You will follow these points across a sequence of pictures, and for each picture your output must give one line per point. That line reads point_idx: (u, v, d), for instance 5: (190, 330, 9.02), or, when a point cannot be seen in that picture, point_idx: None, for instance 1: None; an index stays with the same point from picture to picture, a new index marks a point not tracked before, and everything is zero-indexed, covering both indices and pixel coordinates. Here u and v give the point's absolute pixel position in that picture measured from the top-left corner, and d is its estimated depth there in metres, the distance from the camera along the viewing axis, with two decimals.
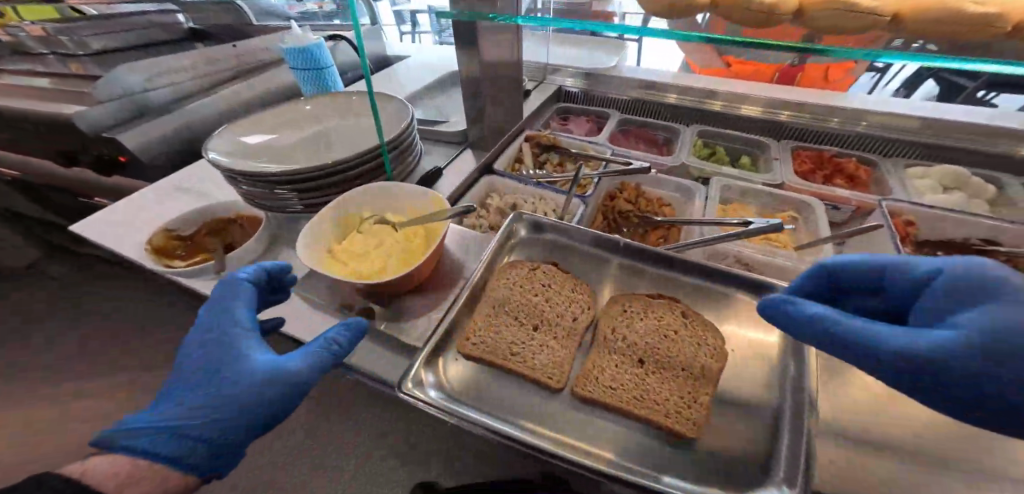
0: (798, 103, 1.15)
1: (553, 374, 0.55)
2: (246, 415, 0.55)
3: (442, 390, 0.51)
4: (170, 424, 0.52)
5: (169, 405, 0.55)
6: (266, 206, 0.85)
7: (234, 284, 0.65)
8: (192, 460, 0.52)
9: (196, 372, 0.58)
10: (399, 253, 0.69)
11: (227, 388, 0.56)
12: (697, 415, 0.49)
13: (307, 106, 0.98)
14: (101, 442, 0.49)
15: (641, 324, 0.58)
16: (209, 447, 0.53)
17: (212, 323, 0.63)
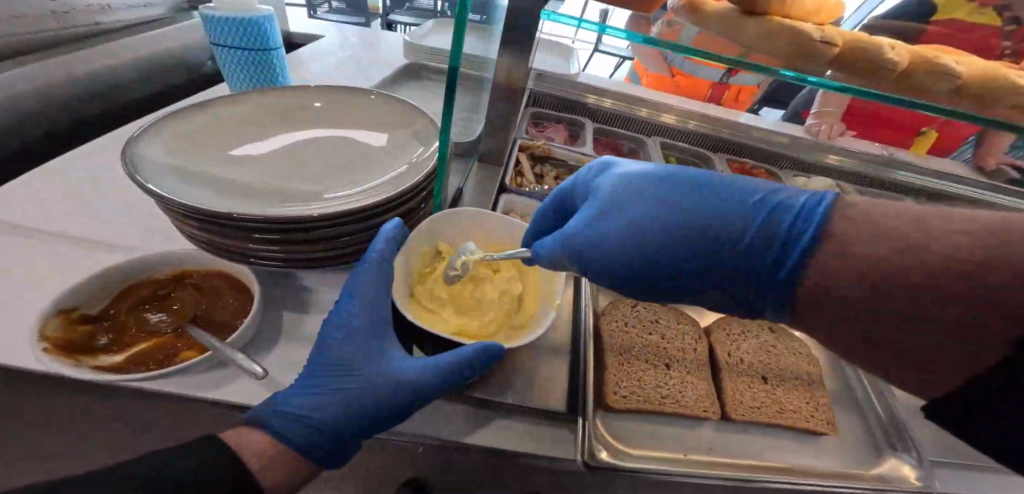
0: (703, 114, 1.47)
1: (708, 406, 0.57)
2: (374, 419, 0.49)
3: (622, 453, 0.51)
4: (311, 416, 0.47)
5: (310, 385, 0.48)
6: (228, 255, 0.56)
7: (377, 254, 0.54)
8: (320, 451, 0.48)
9: (336, 355, 0.50)
10: (502, 307, 0.58)
11: (371, 387, 0.49)
12: (827, 414, 0.59)
13: (314, 103, 0.75)
14: (255, 417, 0.46)
15: (747, 345, 0.66)
16: (332, 439, 0.48)
17: (353, 302, 0.53)
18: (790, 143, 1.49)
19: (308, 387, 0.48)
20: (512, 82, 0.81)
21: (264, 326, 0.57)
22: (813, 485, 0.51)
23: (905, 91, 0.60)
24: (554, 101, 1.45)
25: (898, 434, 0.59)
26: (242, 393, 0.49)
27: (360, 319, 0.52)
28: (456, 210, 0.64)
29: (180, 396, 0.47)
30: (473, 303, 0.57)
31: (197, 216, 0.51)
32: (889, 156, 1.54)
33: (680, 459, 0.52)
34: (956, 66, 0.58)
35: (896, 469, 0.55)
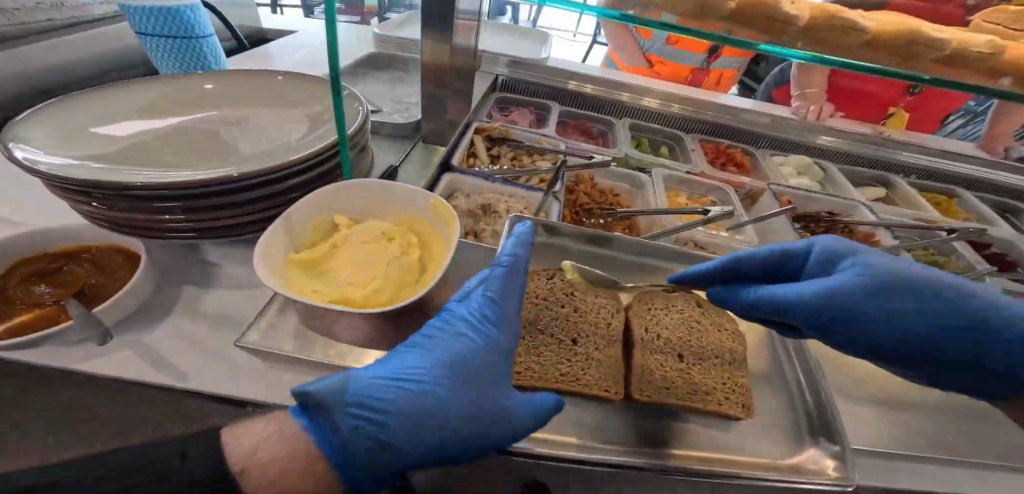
0: (690, 97, 1.41)
1: (611, 385, 0.51)
2: (428, 442, 0.43)
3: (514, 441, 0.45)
4: (378, 414, 0.42)
5: (391, 377, 0.44)
6: (134, 230, 0.56)
7: (511, 263, 0.56)
8: (359, 456, 0.42)
9: (445, 352, 0.48)
10: (402, 276, 0.54)
11: (444, 400, 0.44)
12: (743, 398, 0.54)
13: (206, 85, 0.72)
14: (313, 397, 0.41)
15: (669, 319, 0.61)
16: (381, 451, 0.42)
17: (490, 306, 0.52)
18: (769, 122, 1.42)
19: (393, 386, 0.44)
20: (438, 59, 0.79)
21: (158, 300, 0.56)
22: (713, 470, 0.46)
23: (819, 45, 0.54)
24: (520, 85, 1.42)
25: (821, 421, 0.53)
26: (121, 363, 0.48)
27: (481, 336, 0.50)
28: (353, 183, 0.60)
29: (57, 366, 0.46)
30: (340, 279, 0.52)
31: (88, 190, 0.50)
32: (880, 133, 1.47)
33: (570, 447, 0.45)
34: (866, 20, 0.53)
35: (814, 460, 0.49)
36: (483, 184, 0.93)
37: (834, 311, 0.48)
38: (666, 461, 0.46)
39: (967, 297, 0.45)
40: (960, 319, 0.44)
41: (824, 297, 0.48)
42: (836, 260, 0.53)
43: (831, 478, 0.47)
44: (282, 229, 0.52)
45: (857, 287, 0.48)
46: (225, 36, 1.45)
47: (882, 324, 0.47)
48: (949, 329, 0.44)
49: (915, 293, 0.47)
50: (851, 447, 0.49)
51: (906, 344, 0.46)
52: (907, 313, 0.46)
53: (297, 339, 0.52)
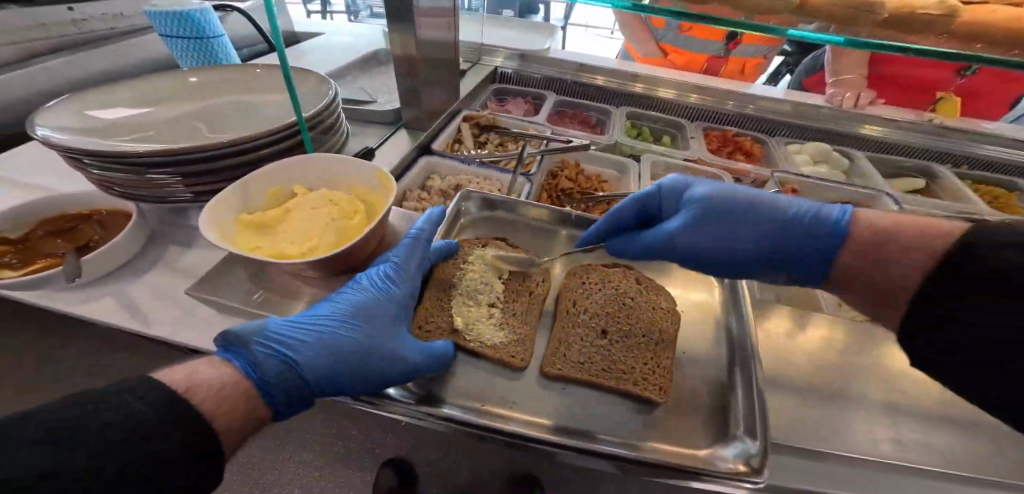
0: (702, 85, 1.33)
1: (517, 353, 0.52)
2: (339, 377, 0.47)
3: (416, 393, 0.47)
4: (293, 351, 0.45)
5: (304, 322, 0.48)
6: (132, 196, 0.66)
7: (419, 232, 0.59)
8: (281, 392, 0.44)
9: (350, 304, 0.51)
10: (332, 238, 0.58)
11: (353, 340, 0.48)
12: (659, 380, 0.50)
13: (190, 78, 0.80)
14: (237, 335, 0.43)
15: (600, 296, 0.59)
16: (300, 387, 0.45)
17: (395, 265, 0.56)
18: (789, 109, 1.30)
19: (304, 329, 0.48)
20: (407, 50, 0.83)
21: (146, 256, 0.64)
22: (603, 445, 0.44)
23: None
24: (521, 76, 1.44)
25: (747, 417, 0.48)
26: (105, 306, 0.57)
27: (384, 292, 0.53)
28: (317, 155, 0.66)
29: (59, 307, 0.56)
30: (282, 238, 0.58)
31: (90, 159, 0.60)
32: (930, 120, 1.26)
33: (459, 406, 0.46)
34: None
35: (727, 456, 0.44)
36: (459, 167, 0.96)
37: (689, 246, 0.59)
38: (552, 433, 0.44)
39: (780, 206, 0.57)
40: (786, 225, 0.55)
41: (674, 243, 0.59)
42: (681, 198, 0.64)
43: (735, 471, 0.42)
44: (237, 193, 0.59)
45: (699, 216, 0.59)
46: (256, 38, 1.57)
47: (728, 244, 0.57)
48: (787, 240, 0.55)
49: (745, 211, 0.57)
50: (769, 443, 0.43)
51: (764, 262, 0.57)
52: (746, 229, 0.57)
53: (243, 295, 0.58)
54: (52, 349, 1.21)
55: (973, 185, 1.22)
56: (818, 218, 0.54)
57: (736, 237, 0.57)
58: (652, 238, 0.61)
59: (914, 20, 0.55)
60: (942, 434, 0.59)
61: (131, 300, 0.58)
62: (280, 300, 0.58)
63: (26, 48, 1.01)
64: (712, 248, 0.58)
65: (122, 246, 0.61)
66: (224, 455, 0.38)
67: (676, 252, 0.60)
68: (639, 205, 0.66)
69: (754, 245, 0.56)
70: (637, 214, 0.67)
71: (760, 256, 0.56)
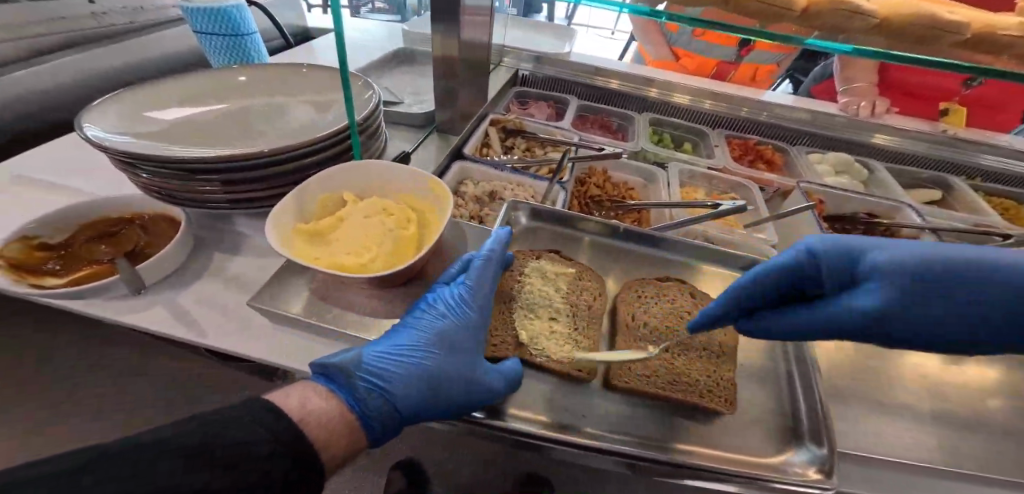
0: (720, 92, 1.34)
1: (584, 365, 0.52)
2: (427, 405, 0.47)
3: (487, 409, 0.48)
4: (385, 382, 0.46)
5: (388, 351, 0.49)
6: (177, 200, 0.64)
7: (488, 253, 0.58)
8: (378, 422, 0.45)
9: (430, 329, 0.52)
10: (387, 249, 0.57)
11: (439, 365, 0.49)
12: (724, 392, 0.51)
13: (241, 78, 0.80)
14: (333, 366, 0.44)
15: (657, 307, 0.59)
16: (393, 416, 0.46)
17: (467, 286, 0.55)
18: (808, 118, 1.32)
19: (390, 361, 0.48)
20: (448, 52, 0.82)
21: (191, 264, 0.63)
22: (674, 455, 0.45)
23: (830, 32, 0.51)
24: (542, 80, 1.43)
25: (810, 423, 0.49)
26: (157, 315, 0.56)
27: (464, 310, 0.53)
28: (365, 161, 0.65)
29: (106, 316, 0.54)
30: (337, 248, 0.57)
31: (143, 162, 0.59)
32: (943, 132, 1.29)
33: (531, 418, 0.47)
34: None
35: (796, 462, 0.46)
36: (492, 173, 0.96)
37: (893, 325, 0.40)
38: (625, 445, 0.45)
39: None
40: None
41: (870, 319, 0.41)
42: (851, 264, 0.44)
43: (803, 479, 0.44)
44: (294, 202, 0.58)
45: (902, 299, 0.39)
46: (273, 34, 1.54)
47: (967, 326, 0.38)
48: None
49: (990, 279, 0.37)
50: (835, 452, 0.45)
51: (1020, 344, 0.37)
52: (982, 314, 0.37)
53: (304, 303, 0.57)
54: (53, 349, 1.20)
55: (985, 197, 1.25)
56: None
57: (967, 310, 0.38)
58: (835, 318, 0.43)
59: None
60: (988, 443, 0.60)
61: (182, 308, 0.57)
62: (337, 310, 0.58)
63: (23, 47, 0.96)
64: (922, 331, 0.39)
65: (170, 254, 0.59)
66: (328, 473, 0.39)
67: (861, 332, 0.42)
68: (790, 273, 0.48)
69: (1003, 322, 0.37)
70: (781, 286, 0.50)
71: (1000, 346, 0.38)
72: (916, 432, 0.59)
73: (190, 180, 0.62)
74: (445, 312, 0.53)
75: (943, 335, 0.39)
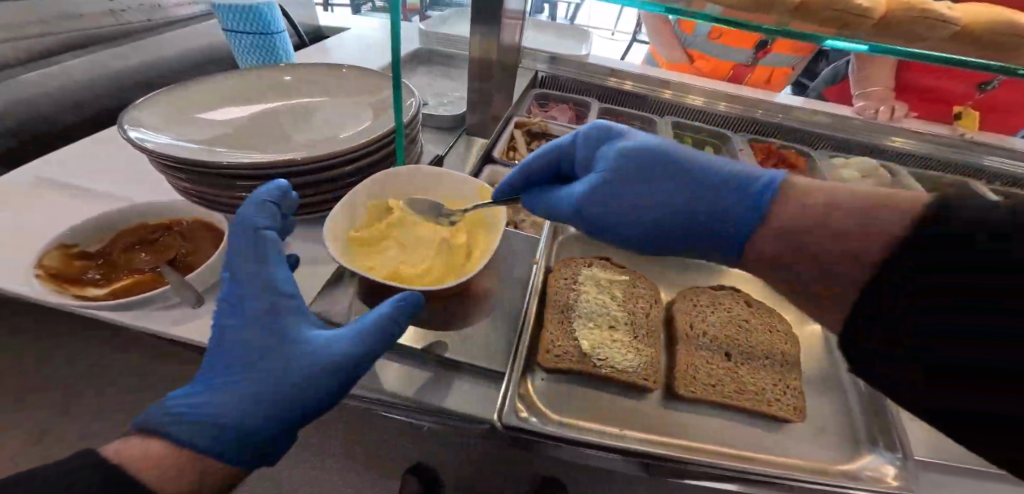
0: (739, 95, 1.34)
1: (649, 375, 0.51)
2: (284, 406, 0.41)
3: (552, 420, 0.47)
4: (225, 419, 0.39)
5: (201, 392, 0.42)
6: (219, 205, 0.62)
7: (271, 270, 0.49)
8: (243, 453, 0.40)
9: (244, 350, 0.44)
10: (440, 259, 0.56)
11: (286, 373, 0.42)
12: (792, 400, 0.50)
13: (279, 77, 0.78)
14: (143, 425, 0.38)
15: (713, 316, 0.59)
16: (257, 442, 0.40)
17: (234, 284, 0.48)
18: (828, 122, 1.31)
19: (219, 373, 0.43)
20: (485, 54, 0.81)
21: None
22: (754, 466, 0.44)
23: None
24: (561, 82, 1.42)
25: (883, 429, 0.48)
26: (204, 328, 0.54)
27: (246, 300, 0.47)
28: (410, 167, 0.63)
29: (152, 328, 0.52)
30: (391, 258, 0.56)
31: (190, 165, 0.57)
32: (961, 135, 1.29)
33: (605, 431, 0.46)
34: (956, 12, 0.49)
35: (873, 467, 0.45)
36: None
37: (602, 207, 0.53)
38: (703, 457, 0.45)
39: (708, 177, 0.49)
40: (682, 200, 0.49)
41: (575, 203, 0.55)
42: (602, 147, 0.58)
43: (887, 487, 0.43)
44: (346, 211, 0.57)
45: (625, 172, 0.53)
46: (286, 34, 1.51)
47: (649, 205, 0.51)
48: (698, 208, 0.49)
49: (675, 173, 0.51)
50: (916, 459, 0.44)
51: (686, 232, 0.50)
52: (680, 195, 0.50)
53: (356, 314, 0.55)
54: (49, 349, 1.17)
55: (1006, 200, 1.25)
56: (744, 181, 0.47)
57: (646, 200, 0.51)
58: (563, 197, 0.57)
59: None
60: None
61: None
62: None
63: (36, 46, 0.93)
64: (604, 222, 0.54)
65: (216, 264, 0.58)
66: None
67: (554, 217, 0.58)
68: (555, 160, 0.63)
69: (674, 215, 0.50)
70: (552, 168, 0.63)
71: (687, 221, 0.50)
72: None
73: (235, 184, 0.60)
74: (222, 315, 0.47)
75: (608, 225, 0.54)
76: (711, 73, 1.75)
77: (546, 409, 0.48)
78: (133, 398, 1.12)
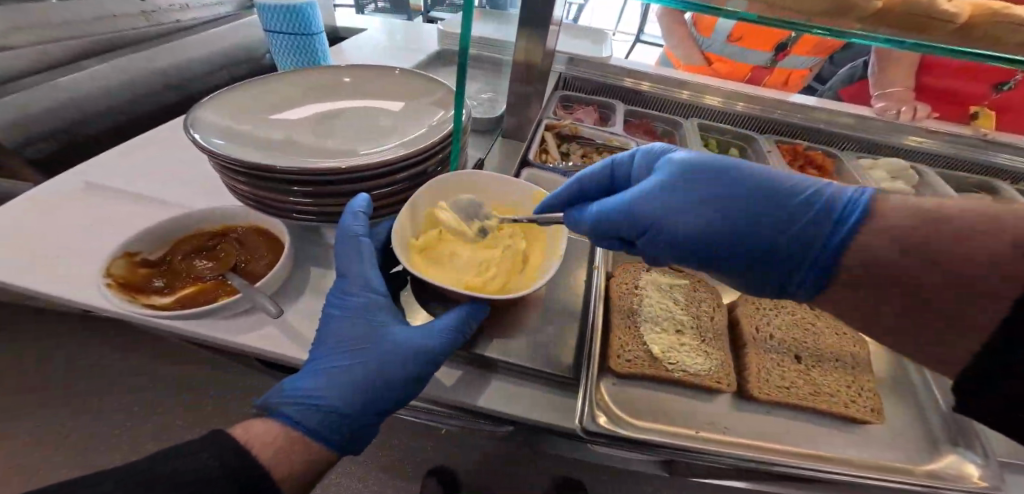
0: (759, 97, 1.34)
1: (722, 378, 0.51)
2: (369, 394, 0.47)
3: (628, 426, 0.46)
4: (319, 406, 0.45)
5: (309, 376, 0.47)
6: (275, 209, 0.62)
7: (363, 275, 0.54)
8: (337, 436, 0.45)
9: (336, 343, 0.49)
10: (502, 265, 0.57)
11: (374, 365, 0.47)
12: (868, 401, 0.51)
13: (322, 79, 0.78)
14: (265, 406, 0.46)
15: (778, 318, 0.59)
16: (349, 427, 0.46)
17: (343, 279, 0.54)
18: (850, 123, 1.32)
19: (321, 361, 0.49)
20: (529, 57, 0.81)
21: (292, 282, 0.61)
22: (842, 468, 0.45)
23: (966, 40, 0.51)
24: (583, 84, 1.42)
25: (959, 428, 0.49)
26: (271, 337, 0.54)
27: (351, 295, 0.53)
28: (468, 173, 0.64)
29: (221, 336, 0.52)
30: (455, 264, 0.57)
31: (253, 170, 0.57)
32: (977, 134, 1.29)
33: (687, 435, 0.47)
34: None
35: (955, 466, 0.46)
36: (561, 180, 0.94)
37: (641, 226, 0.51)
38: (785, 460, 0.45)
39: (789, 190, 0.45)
40: (767, 224, 0.44)
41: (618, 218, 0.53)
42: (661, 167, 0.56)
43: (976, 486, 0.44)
44: (408, 217, 0.58)
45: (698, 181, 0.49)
46: None
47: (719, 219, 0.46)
48: (758, 232, 0.44)
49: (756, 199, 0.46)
50: (997, 457, 0.45)
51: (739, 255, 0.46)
52: (744, 218, 0.45)
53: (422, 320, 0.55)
54: (53, 349, 1.18)
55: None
56: (819, 199, 0.43)
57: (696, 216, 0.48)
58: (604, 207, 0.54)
59: None
60: None
61: (296, 329, 0.55)
62: None
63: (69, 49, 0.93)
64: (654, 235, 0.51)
65: (280, 273, 0.57)
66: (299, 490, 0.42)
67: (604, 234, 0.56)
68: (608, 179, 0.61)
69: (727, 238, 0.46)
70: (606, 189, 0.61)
71: (761, 247, 0.45)
72: None
73: (296, 188, 0.59)
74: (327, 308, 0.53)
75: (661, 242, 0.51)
76: (726, 74, 1.75)
77: (626, 415, 0.48)
78: (142, 400, 1.11)
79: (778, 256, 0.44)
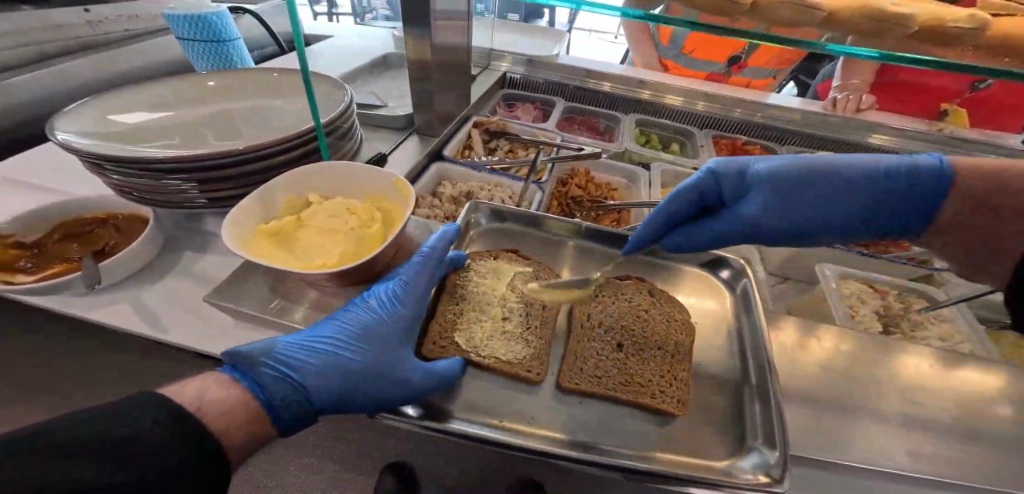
0: (712, 93, 1.30)
1: (534, 368, 0.54)
2: (338, 397, 0.50)
3: (426, 408, 0.49)
4: (297, 372, 0.48)
5: (302, 357, 0.49)
6: (148, 201, 0.66)
7: (431, 251, 0.61)
8: (288, 417, 0.47)
9: (355, 323, 0.54)
10: (341, 247, 0.58)
11: (359, 367, 0.50)
12: (676, 394, 0.52)
13: (219, 82, 0.83)
14: (236, 358, 0.45)
15: (615, 309, 0.63)
16: (306, 411, 0.48)
17: (400, 284, 0.58)
18: (801, 118, 1.27)
19: (310, 351, 0.50)
20: (422, 55, 0.85)
21: (159, 263, 0.65)
22: (622, 459, 0.45)
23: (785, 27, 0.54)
24: (530, 83, 1.43)
25: (766, 426, 0.48)
26: (117, 312, 0.57)
27: (401, 305, 0.57)
28: (333, 162, 0.67)
29: (76, 312, 0.57)
30: (301, 248, 0.58)
31: (115, 167, 0.61)
32: (939, 129, 1.20)
33: (474, 422, 0.48)
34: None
35: (747, 468, 0.45)
36: (469, 175, 0.96)
37: (767, 230, 0.61)
38: (572, 447, 0.46)
39: (867, 163, 0.59)
40: (890, 180, 0.56)
41: (744, 228, 0.62)
42: (745, 177, 0.64)
43: (754, 483, 0.43)
44: (257, 206, 0.60)
45: (776, 194, 0.60)
46: (267, 41, 1.58)
47: (818, 217, 0.59)
48: (886, 198, 0.56)
49: (823, 180, 0.59)
50: (785, 454, 0.44)
51: (856, 223, 0.59)
52: (847, 196, 0.58)
53: (260, 301, 0.58)
54: None
55: None
56: (911, 166, 0.56)
57: (823, 211, 0.59)
58: (732, 224, 0.63)
59: (943, 33, 0.52)
60: (957, 451, 0.56)
61: (147, 304, 0.59)
62: (301, 310, 0.59)
63: (23, 54, 1.02)
64: (784, 227, 0.60)
65: (138, 253, 0.61)
66: (234, 465, 0.41)
67: (745, 238, 0.63)
68: (693, 195, 0.67)
69: (843, 218, 0.59)
70: (697, 201, 0.67)
71: (873, 206, 0.57)
72: (897, 443, 0.56)
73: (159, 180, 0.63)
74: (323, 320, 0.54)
75: (806, 232, 0.60)
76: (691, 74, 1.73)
77: (423, 401, 0.50)
78: None
79: (913, 216, 0.57)
